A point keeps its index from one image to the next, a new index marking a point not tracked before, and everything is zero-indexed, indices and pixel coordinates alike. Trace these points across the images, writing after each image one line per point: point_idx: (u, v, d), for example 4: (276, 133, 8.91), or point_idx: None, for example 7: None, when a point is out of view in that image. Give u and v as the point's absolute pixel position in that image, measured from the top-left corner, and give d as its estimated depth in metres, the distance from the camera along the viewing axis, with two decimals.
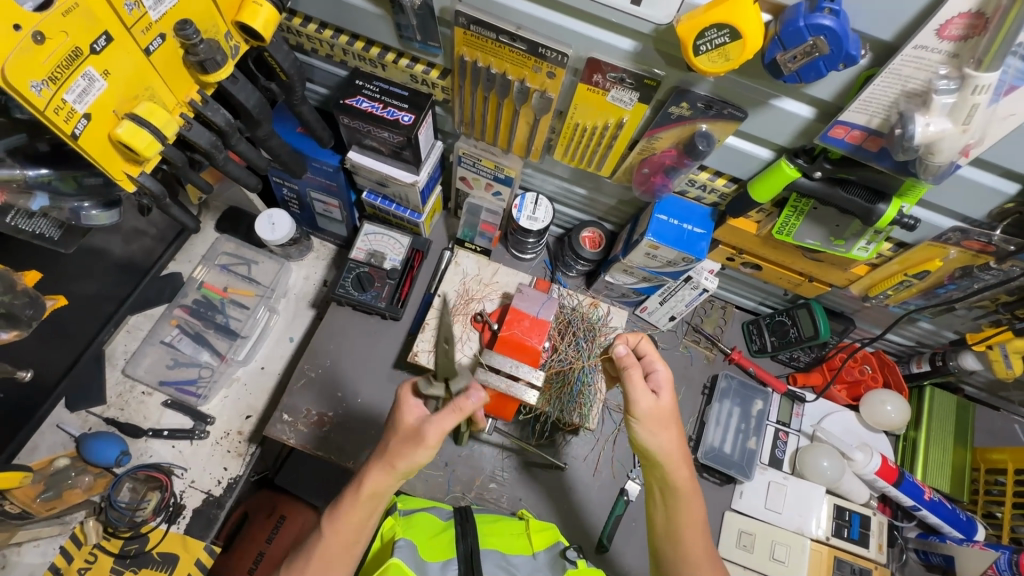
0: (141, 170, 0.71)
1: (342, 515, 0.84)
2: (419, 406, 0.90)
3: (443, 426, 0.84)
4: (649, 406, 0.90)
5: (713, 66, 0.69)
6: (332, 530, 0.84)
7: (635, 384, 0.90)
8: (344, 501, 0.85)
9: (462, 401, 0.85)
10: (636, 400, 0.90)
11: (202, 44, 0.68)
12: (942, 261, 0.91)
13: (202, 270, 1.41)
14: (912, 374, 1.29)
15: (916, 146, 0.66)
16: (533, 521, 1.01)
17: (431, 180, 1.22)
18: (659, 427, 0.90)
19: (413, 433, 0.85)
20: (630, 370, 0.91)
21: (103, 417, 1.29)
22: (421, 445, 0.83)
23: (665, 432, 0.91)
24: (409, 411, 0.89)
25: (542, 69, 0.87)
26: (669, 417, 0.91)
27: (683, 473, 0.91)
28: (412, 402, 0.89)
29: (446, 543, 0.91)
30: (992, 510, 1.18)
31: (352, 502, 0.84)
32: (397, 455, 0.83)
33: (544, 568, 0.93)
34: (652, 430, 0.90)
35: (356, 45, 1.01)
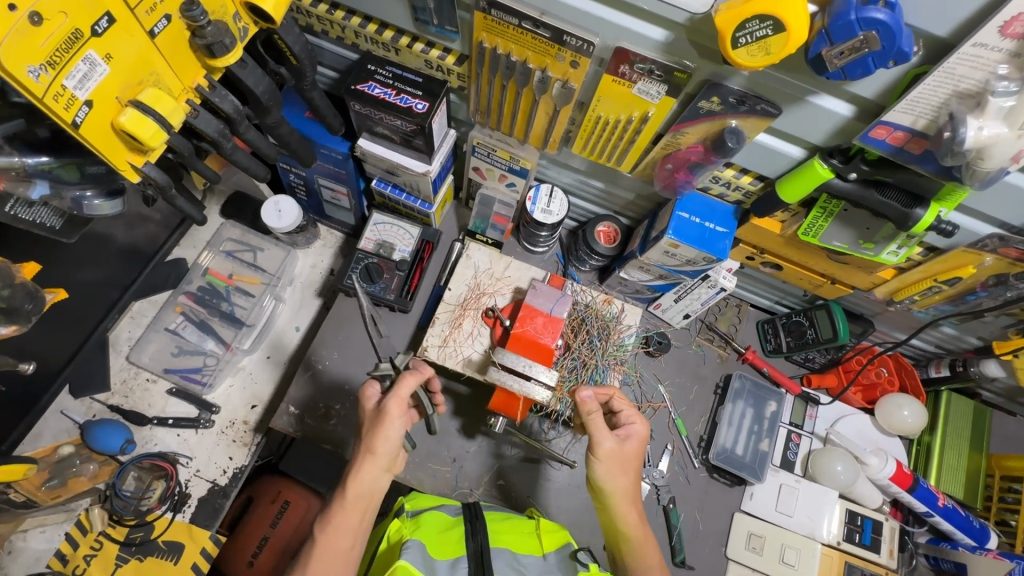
0: (146, 159, 0.68)
1: (334, 522, 0.83)
2: (380, 391, 0.92)
3: (403, 395, 0.86)
4: (612, 447, 0.88)
5: (752, 60, 0.65)
6: (325, 539, 0.82)
7: (600, 424, 0.88)
8: (333, 505, 0.84)
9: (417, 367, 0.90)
10: (598, 440, 0.88)
11: (210, 26, 0.64)
12: (976, 268, 0.88)
13: (208, 257, 1.39)
14: (931, 378, 1.26)
15: (966, 151, 0.63)
16: (544, 522, 0.99)
17: (443, 170, 1.19)
18: (615, 467, 0.89)
19: (377, 415, 0.87)
20: (592, 419, 0.88)
21: (107, 404, 1.28)
22: (387, 421, 0.85)
23: (623, 475, 0.89)
24: (369, 397, 0.90)
25: (563, 58, 0.82)
26: (630, 460, 0.91)
27: (632, 516, 0.90)
28: (372, 390, 0.91)
29: (456, 540, 0.90)
30: (1007, 518, 1.17)
31: (341, 507, 0.84)
32: (372, 438, 0.85)
33: (555, 569, 0.91)
34: (611, 471, 0.89)
35: (369, 27, 0.96)
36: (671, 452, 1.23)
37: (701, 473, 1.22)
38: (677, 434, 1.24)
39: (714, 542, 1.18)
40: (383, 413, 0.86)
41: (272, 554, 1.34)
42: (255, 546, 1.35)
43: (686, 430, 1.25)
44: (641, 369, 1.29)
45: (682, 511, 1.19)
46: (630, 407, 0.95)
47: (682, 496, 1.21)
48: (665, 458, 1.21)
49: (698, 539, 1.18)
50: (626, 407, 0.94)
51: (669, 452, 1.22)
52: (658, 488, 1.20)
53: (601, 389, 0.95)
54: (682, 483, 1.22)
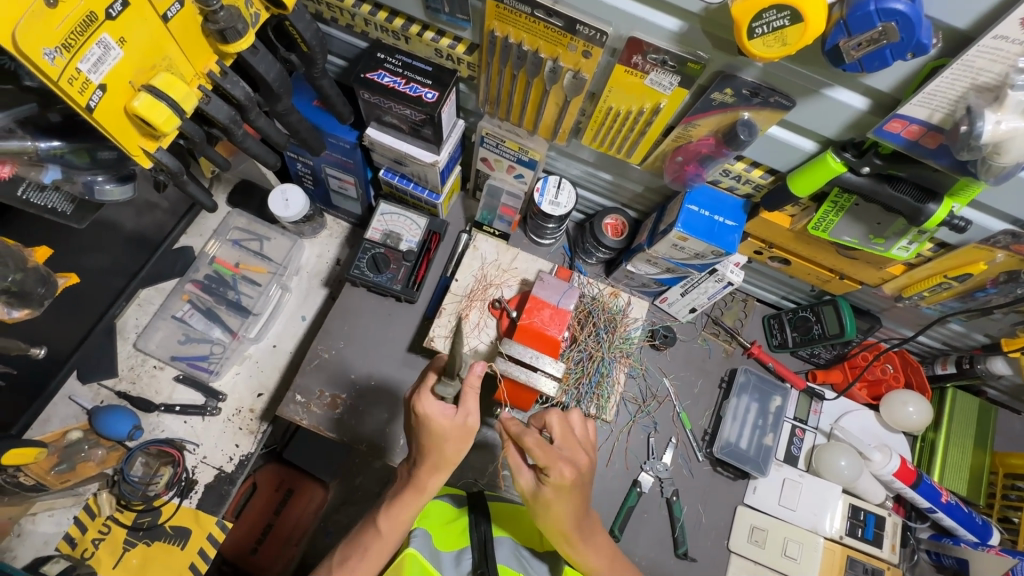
0: (158, 145, 0.68)
1: (399, 516, 0.84)
2: (441, 405, 0.83)
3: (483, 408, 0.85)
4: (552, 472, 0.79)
5: (767, 51, 0.64)
6: (387, 530, 0.84)
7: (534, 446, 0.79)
8: (402, 501, 0.84)
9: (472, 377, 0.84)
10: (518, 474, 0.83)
11: (223, 11, 0.64)
12: (987, 264, 0.87)
13: (215, 245, 1.39)
14: (936, 375, 1.26)
15: (982, 145, 0.62)
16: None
17: (451, 160, 1.18)
18: (554, 497, 0.80)
19: (460, 431, 0.83)
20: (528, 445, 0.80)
21: (115, 390, 1.29)
22: (472, 435, 0.84)
23: (562, 508, 0.81)
24: (437, 416, 0.82)
25: (576, 48, 0.82)
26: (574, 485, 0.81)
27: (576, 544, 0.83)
28: (436, 405, 0.82)
29: (460, 532, 0.91)
30: (1010, 515, 1.18)
31: (406, 499, 0.84)
32: (454, 452, 0.83)
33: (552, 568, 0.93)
34: (554, 503, 0.81)
35: (379, 15, 0.96)
36: (676, 445, 1.23)
37: (704, 466, 1.23)
38: (681, 427, 1.25)
39: (717, 535, 1.19)
40: (468, 428, 0.83)
41: (277, 541, 1.36)
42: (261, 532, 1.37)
43: (690, 423, 1.25)
44: (647, 362, 1.30)
45: (686, 504, 1.20)
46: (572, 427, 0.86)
47: (685, 489, 1.21)
48: (669, 452, 1.22)
49: (701, 531, 1.19)
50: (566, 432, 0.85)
51: (673, 445, 1.23)
52: (661, 481, 1.20)
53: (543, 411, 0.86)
54: (686, 476, 1.22)
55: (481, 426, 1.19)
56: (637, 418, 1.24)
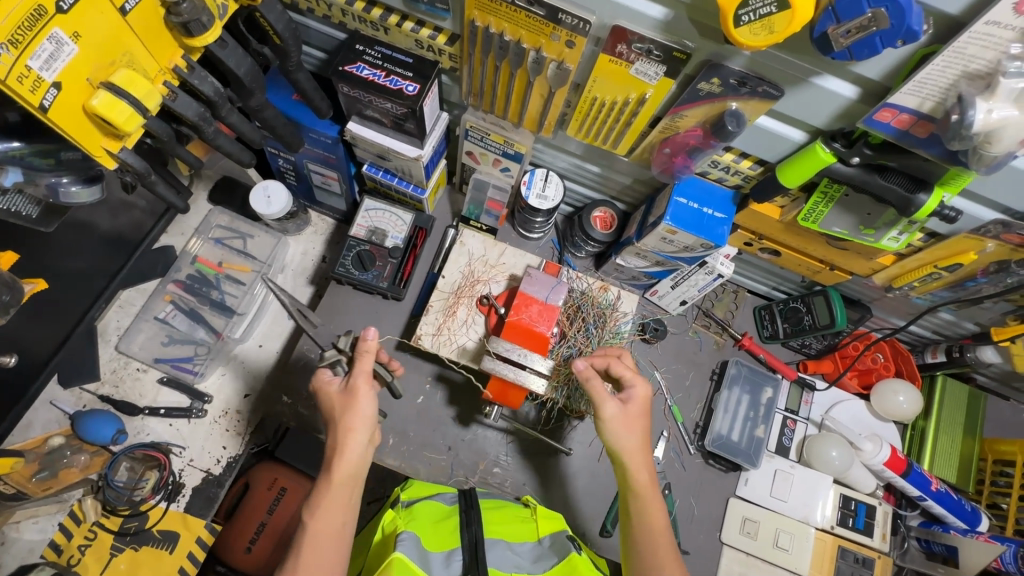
0: (122, 144, 0.64)
1: (323, 504, 0.80)
2: (330, 376, 0.90)
3: (366, 368, 0.88)
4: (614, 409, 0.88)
5: (754, 39, 0.62)
6: (315, 522, 0.79)
7: (600, 389, 0.88)
8: (320, 490, 0.81)
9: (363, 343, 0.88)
10: (601, 404, 0.87)
11: (186, 3, 0.61)
12: (977, 254, 0.86)
13: (197, 243, 1.37)
14: (926, 364, 1.26)
15: (973, 135, 0.60)
16: (539, 509, 1.00)
17: (435, 154, 1.16)
18: (622, 428, 0.88)
19: (346, 394, 0.86)
20: (591, 384, 0.89)
21: (97, 394, 1.27)
22: (360, 395, 0.86)
23: (627, 434, 0.88)
24: (327, 385, 0.89)
25: (559, 37, 0.79)
26: (637, 420, 0.89)
27: (644, 477, 0.87)
28: (324, 377, 0.90)
29: (450, 532, 0.90)
30: (998, 501, 1.19)
31: (326, 486, 0.81)
32: (345, 415, 0.84)
33: (550, 552, 0.92)
34: (617, 431, 0.87)
35: (356, 5, 0.93)
36: (667, 438, 1.23)
37: (696, 459, 1.23)
38: (672, 421, 1.24)
39: (709, 528, 1.19)
40: (353, 390, 0.86)
41: (271, 538, 1.35)
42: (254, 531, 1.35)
43: (682, 416, 1.25)
44: (637, 356, 1.29)
45: (678, 497, 1.20)
46: (630, 369, 0.92)
47: (677, 482, 1.21)
48: (661, 445, 1.22)
49: (694, 524, 1.19)
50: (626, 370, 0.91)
51: (665, 438, 1.23)
52: (653, 474, 1.20)
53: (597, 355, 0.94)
54: (678, 469, 1.22)
55: (471, 424, 1.19)
56: None
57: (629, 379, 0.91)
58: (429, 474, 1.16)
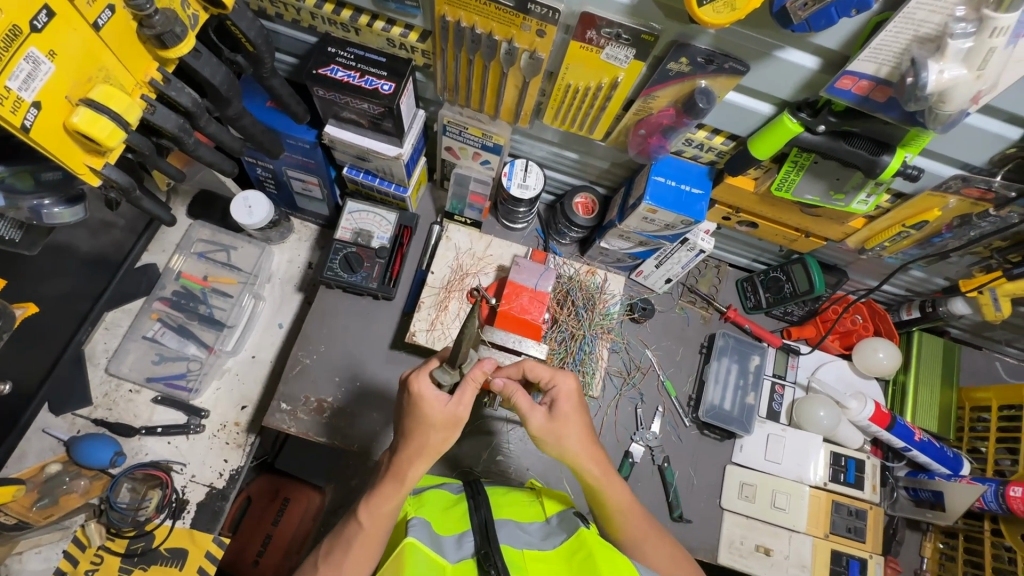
0: (105, 160, 0.64)
1: (380, 505, 0.86)
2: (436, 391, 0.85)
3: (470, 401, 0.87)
4: (541, 422, 0.86)
5: (717, 17, 0.65)
6: (370, 520, 0.86)
7: (524, 397, 0.86)
8: (387, 492, 0.86)
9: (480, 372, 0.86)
10: (528, 416, 0.86)
11: (158, 14, 0.61)
12: (941, 210, 0.90)
13: (180, 260, 1.39)
14: (902, 321, 1.32)
15: (928, 95, 0.64)
16: (546, 491, 1.00)
17: (415, 151, 1.17)
18: (560, 434, 0.86)
19: (449, 421, 0.85)
20: (516, 399, 0.86)
21: (91, 418, 1.27)
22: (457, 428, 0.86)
23: (569, 438, 0.86)
24: (432, 402, 0.84)
25: (529, 27, 0.81)
26: (569, 418, 0.87)
27: (597, 471, 0.87)
28: (430, 391, 0.84)
29: (460, 517, 0.91)
30: (977, 445, 1.25)
31: (386, 488, 0.86)
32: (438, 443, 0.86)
33: (558, 528, 0.90)
34: (557, 437, 0.86)
35: (325, 8, 0.93)
36: (663, 413, 1.27)
37: (691, 431, 1.27)
38: (666, 395, 1.29)
39: (709, 495, 1.23)
40: (456, 420, 0.85)
41: (278, 549, 1.35)
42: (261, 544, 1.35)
43: (675, 391, 1.29)
44: (628, 335, 1.33)
45: (677, 468, 1.24)
46: (542, 368, 0.89)
47: (675, 455, 1.25)
48: (657, 420, 1.25)
49: (694, 493, 1.23)
50: (542, 371, 0.89)
51: (661, 413, 1.26)
52: (652, 449, 1.24)
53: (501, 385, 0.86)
54: (675, 442, 1.26)
55: (472, 416, 1.21)
56: (624, 392, 1.27)
57: (550, 378, 0.88)
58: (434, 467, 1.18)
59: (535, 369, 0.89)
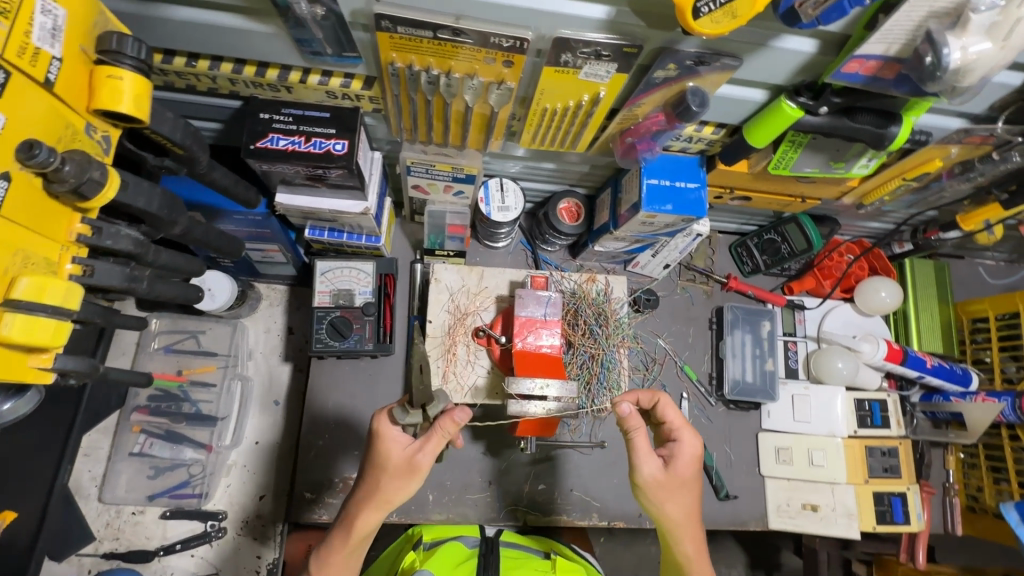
0: (51, 354, 0.55)
1: (332, 560, 0.83)
2: (397, 435, 0.82)
3: (429, 453, 0.80)
4: (654, 472, 0.83)
5: (717, 27, 0.57)
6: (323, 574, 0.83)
7: (645, 441, 0.83)
8: (335, 545, 0.83)
9: (446, 420, 0.79)
10: (641, 464, 0.83)
11: (69, 163, 0.49)
12: (942, 159, 0.88)
13: (147, 359, 1.26)
14: (895, 254, 1.33)
15: (949, 73, 0.59)
16: (560, 559, 0.98)
17: (380, 197, 1.06)
18: (667, 498, 0.84)
19: (406, 469, 0.80)
20: (636, 437, 0.83)
21: (99, 554, 1.16)
22: (413, 480, 0.80)
23: (675, 501, 0.84)
24: (390, 444, 0.81)
25: (493, 60, 0.71)
26: (685, 480, 0.85)
27: (689, 547, 0.86)
28: (390, 434, 0.81)
29: (466, 572, 0.91)
30: (981, 356, 1.31)
31: (339, 539, 0.83)
32: (391, 492, 0.80)
33: None
34: (664, 499, 0.84)
35: (245, 71, 0.79)
36: (688, 399, 1.26)
37: (719, 409, 1.27)
38: (688, 380, 1.27)
39: (748, 466, 1.25)
40: (413, 469, 0.80)
41: None
42: None
43: (694, 373, 1.28)
44: (638, 330, 1.29)
45: (713, 450, 1.25)
46: (677, 418, 0.87)
47: (708, 436, 1.25)
48: (684, 407, 1.25)
49: (734, 468, 1.25)
50: (676, 421, 0.87)
51: (686, 399, 1.26)
52: None
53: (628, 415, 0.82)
54: (706, 424, 1.26)
55: (504, 452, 1.18)
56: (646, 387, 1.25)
57: (677, 430, 0.86)
58: (479, 514, 1.15)
59: (670, 409, 0.88)
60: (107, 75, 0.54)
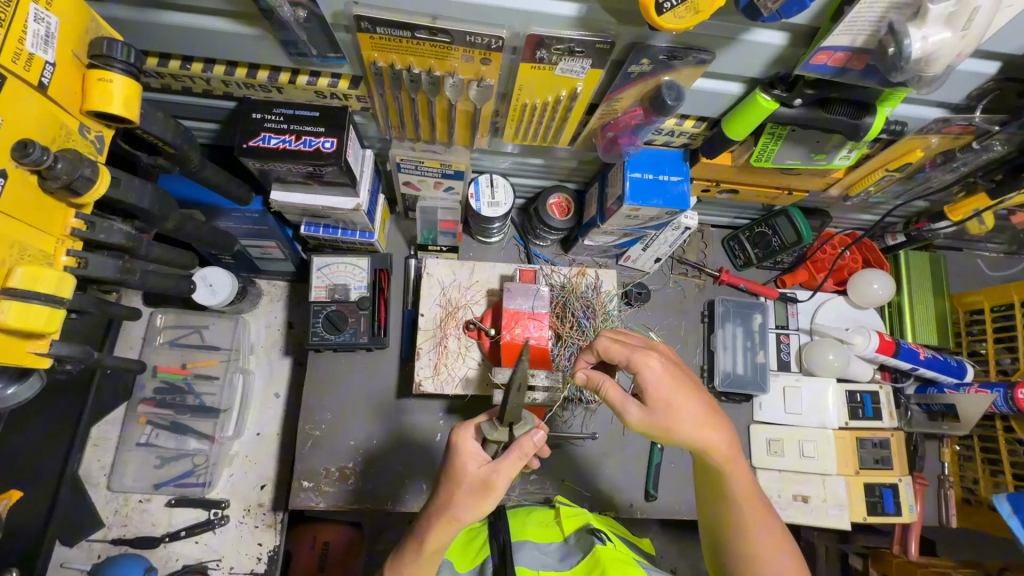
0: (48, 340, 0.59)
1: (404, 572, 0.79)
2: (477, 448, 0.77)
3: (509, 473, 0.75)
4: (640, 413, 0.78)
5: (681, 22, 0.59)
6: None
7: (615, 391, 0.80)
8: (405, 560, 0.78)
9: (526, 439, 0.76)
10: (625, 410, 0.79)
11: (60, 161, 0.52)
12: (923, 150, 0.88)
13: (152, 353, 1.30)
14: (889, 247, 1.33)
15: (912, 63, 0.60)
16: (565, 508, 0.98)
17: (372, 194, 1.09)
18: (669, 418, 0.76)
19: (480, 484, 0.75)
20: (607, 394, 0.80)
21: (108, 539, 1.21)
22: (489, 498, 0.75)
23: (679, 424, 0.77)
24: (468, 457, 0.76)
25: (471, 58, 0.73)
26: (674, 399, 0.77)
27: (718, 448, 0.78)
28: (469, 446, 0.77)
29: (480, 547, 0.91)
30: (977, 348, 1.30)
31: (410, 555, 0.78)
32: (463, 507, 0.75)
33: (575, 548, 0.88)
34: (671, 420, 0.76)
35: (237, 73, 0.82)
36: None
37: (710, 401, 1.28)
38: None
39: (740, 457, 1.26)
40: (488, 487, 0.75)
41: None
42: None
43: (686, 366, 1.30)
44: (629, 323, 1.31)
45: None
46: (625, 347, 0.79)
47: None
48: None
49: None
50: (625, 351, 0.78)
51: None
52: None
53: (589, 378, 0.80)
54: None
55: None
56: None
57: (631, 360, 0.78)
58: None
59: (614, 349, 0.80)
60: (98, 78, 0.57)
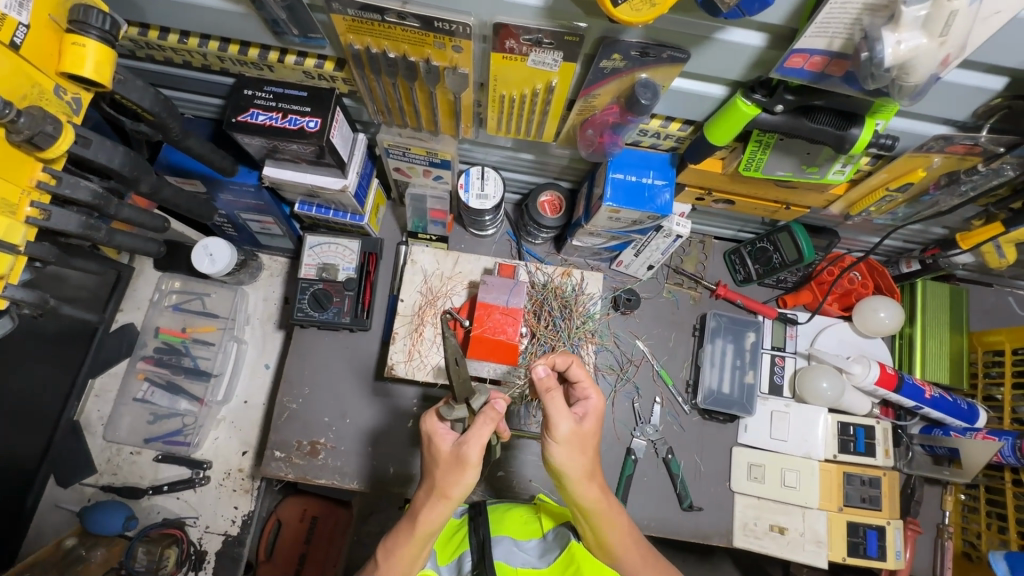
0: (7, 283, 0.67)
1: (398, 552, 0.78)
2: (448, 430, 0.81)
3: (483, 440, 0.76)
4: (569, 428, 0.77)
5: (637, 15, 0.57)
6: (389, 567, 0.78)
7: (558, 402, 0.77)
8: (398, 541, 0.78)
9: (489, 409, 0.77)
10: (556, 424, 0.77)
11: (23, 117, 0.58)
12: (926, 170, 0.83)
13: (156, 314, 1.37)
14: (903, 274, 1.24)
15: (887, 70, 0.56)
16: (545, 504, 0.96)
17: (363, 177, 1.11)
18: (568, 453, 0.78)
19: (455, 460, 0.76)
20: (551, 397, 0.77)
21: (99, 485, 1.29)
22: (467, 469, 0.75)
23: (576, 456, 0.78)
24: (440, 438, 0.79)
25: (445, 45, 0.74)
26: (589, 439, 0.80)
27: (594, 493, 0.80)
28: (439, 429, 0.80)
29: (459, 540, 0.89)
30: (993, 393, 1.20)
31: (404, 538, 0.78)
32: (447, 483, 0.76)
33: (554, 544, 0.87)
34: (569, 454, 0.78)
35: (230, 50, 0.86)
36: (661, 404, 1.23)
37: (693, 417, 1.24)
38: (663, 385, 1.25)
39: (718, 479, 1.21)
40: (464, 460, 0.76)
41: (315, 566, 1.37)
42: (296, 564, 1.36)
43: (671, 379, 1.25)
44: (616, 329, 1.28)
45: (682, 458, 1.21)
46: (586, 376, 0.85)
47: (679, 444, 1.22)
48: (656, 411, 1.22)
49: (702, 479, 1.21)
50: (584, 378, 0.84)
51: (660, 404, 1.23)
52: (654, 442, 1.21)
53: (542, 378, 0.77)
54: (677, 431, 1.23)
55: None
56: (619, 388, 1.23)
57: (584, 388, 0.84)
58: None
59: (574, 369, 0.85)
60: (73, 42, 0.62)
